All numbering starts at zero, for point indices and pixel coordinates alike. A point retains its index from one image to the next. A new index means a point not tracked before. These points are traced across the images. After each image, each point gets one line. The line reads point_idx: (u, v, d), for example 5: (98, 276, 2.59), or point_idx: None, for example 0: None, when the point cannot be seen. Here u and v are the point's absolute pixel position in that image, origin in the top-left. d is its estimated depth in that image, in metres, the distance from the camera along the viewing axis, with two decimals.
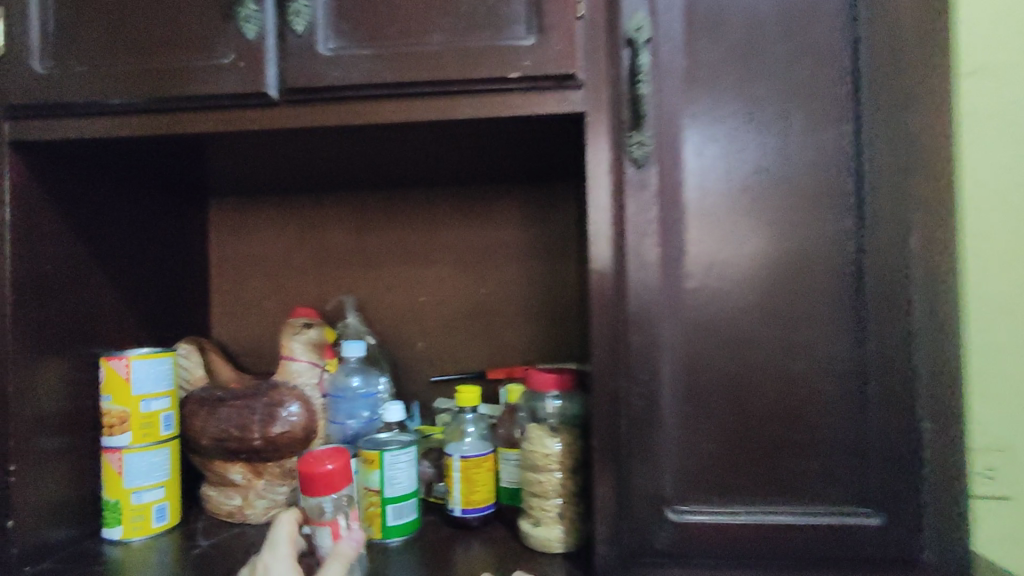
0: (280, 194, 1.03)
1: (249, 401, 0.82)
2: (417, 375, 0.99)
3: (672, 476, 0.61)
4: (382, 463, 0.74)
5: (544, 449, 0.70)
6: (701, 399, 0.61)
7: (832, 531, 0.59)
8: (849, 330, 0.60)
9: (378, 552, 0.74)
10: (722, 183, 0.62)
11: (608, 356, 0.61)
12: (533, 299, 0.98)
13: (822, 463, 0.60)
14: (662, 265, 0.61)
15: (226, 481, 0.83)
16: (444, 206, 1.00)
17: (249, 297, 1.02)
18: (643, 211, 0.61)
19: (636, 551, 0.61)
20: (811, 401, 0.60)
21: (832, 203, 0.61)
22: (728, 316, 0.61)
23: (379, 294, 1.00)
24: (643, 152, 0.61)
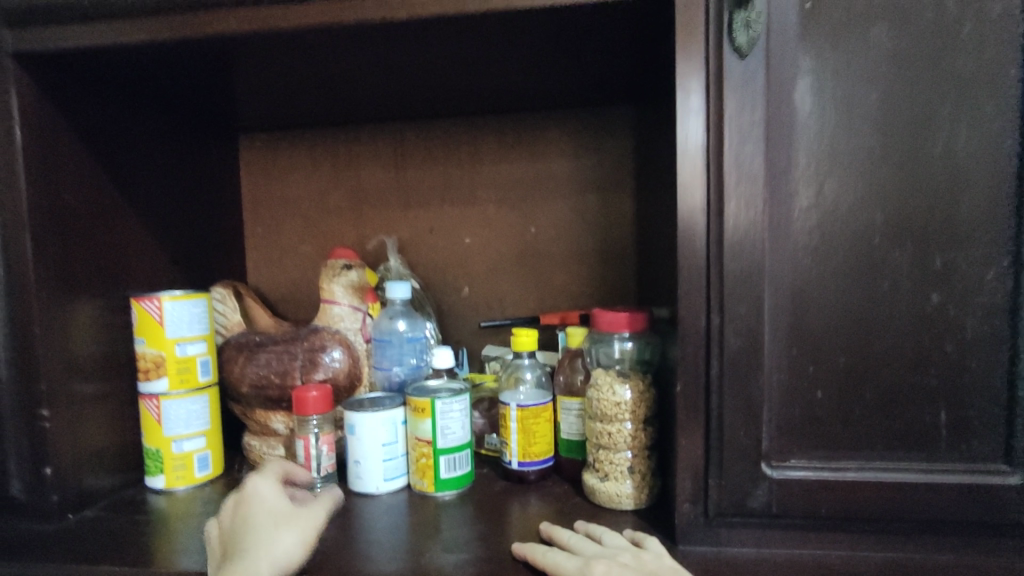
0: (313, 129, 0.95)
1: (289, 345, 0.78)
2: (464, 321, 0.92)
3: (770, 427, 0.53)
4: (432, 411, 0.68)
5: (613, 397, 0.62)
6: (808, 338, 0.52)
7: (960, 490, 0.51)
8: (999, 257, 0.49)
9: (431, 506, 0.68)
10: (844, 78, 0.51)
11: (698, 289, 0.52)
12: (588, 237, 0.89)
13: (954, 414, 0.51)
14: (768, 179, 0.51)
15: (270, 431, 0.78)
16: (490, 137, 0.91)
17: (284, 240, 0.96)
18: (746, 112, 0.50)
19: (727, 510, 0.54)
20: (942, 339, 0.51)
21: (987, 98, 0.49)
22: (846, 242, 0.51)
23: (421, 235, 0.93)
24: (749, 36, 0.49)
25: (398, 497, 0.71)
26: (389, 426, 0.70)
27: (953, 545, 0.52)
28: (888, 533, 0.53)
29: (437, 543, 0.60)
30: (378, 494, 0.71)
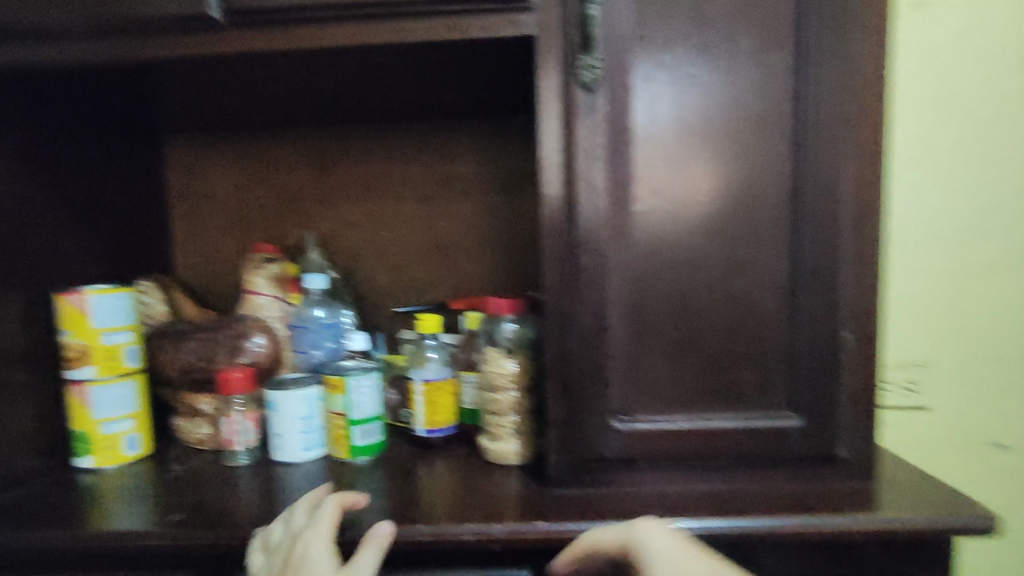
0: (234, 130, 1.01)
1: (214, 333, 0.85)
2: (382, 309, 1.01)
3: (618, 389, 0.65)
4: (346, 388, 0.78)
5: (499, 370, 0.74)
6: (647, 317, 0.64)
7: (761, 434, 0.65)
8: (783, 251, 0.64)
9: (347, 470, 0.78)
10: (671, 110, 0.63)
11: (559, 278, 0.64)
12: (493, 232, 1.00)
13: (756, 373, 0.65)
14: (611, 189, 0.63)
15: (196, 411, 0.85)
16: (403, 140, 0.99)
17: (210, 236, 1.02)
18: (592, 135, 0.62)
19: (586, 458, 0.66)
20: (745, 316, 0.64)
21: (775, 127, 0.63)
22: (675, 240, 0.64)
23: (340, 230, 1.01)
24: (592, 76, 0.61)
25: (318, 465, 0.80)
26: (307, 402, 0.79)
27: (762, 478, 0.66)
28: (713, 470, 0.66)
29: None
30: (299, 464, 0.80)
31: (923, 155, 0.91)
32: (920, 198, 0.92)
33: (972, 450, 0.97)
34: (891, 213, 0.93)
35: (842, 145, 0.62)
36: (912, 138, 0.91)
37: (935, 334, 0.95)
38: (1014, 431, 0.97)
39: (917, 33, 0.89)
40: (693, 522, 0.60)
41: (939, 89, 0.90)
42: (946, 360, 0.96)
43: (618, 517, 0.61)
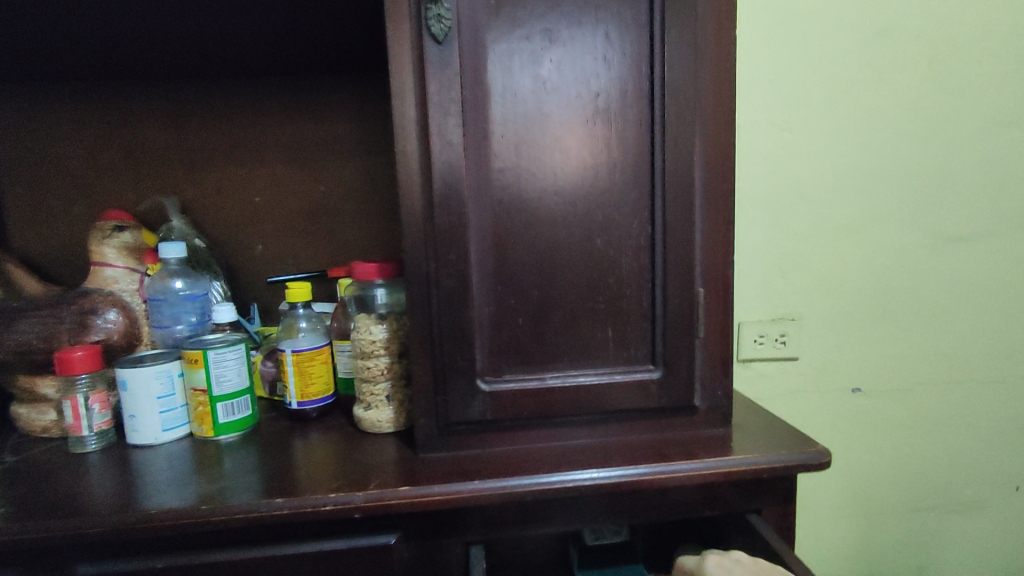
0: (73, 84, 0.90)
1: (54, 310, 0.77)
2: (256, 279, 0.95)
3: (483, 350, 0.65)
4: (206, 362, 0.73)
5: (369, 335, 0.71)
6: (510, 277, 0.64)
7: (623, 388, 0.67)
8: (642, 209, 0.65)
9: (211, 448, 0.74)
10: (526, 65, 0.61)
11: (418, 239, 0.62)
12: (374, 196, 0.96)
13: (617, 330, 0.66)
14: (468, 146, 0.61)
15: (39, 396, 0.77)
16: (272, 98, 0.93)
17: (53, 203, 0.91)
18: (445, 89, 0.60)
19: (454, 421, 0.66)
20: (607, 274, 0.65)
21: (631, 83, 0.63)
22: (535, 198, 0.63)
23: (206, 196, 0.93)
24: (442, 27, 0.58)
25: (179, 445, 0.75)
26: (163, 379, 0.74)
27: (624, 430, 0.69)
28: (578, 425, 0.68)
29: (209, 476, 0.67)
30: (158, 445, 0.74)
31: (774, 123, 0.98)
32: (773, 166, 0.99)
33: (831, 395, 1.06)
34: (753, 179, 0.99)
35: (694, 103, 0.63)
36: (767, 111, 0.98)
37: (797, 289, 1.03)
38: (866, 375, 1.06)
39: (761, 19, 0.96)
40: (552, 479, 0.61)
41: (783, 70, 0.97)
42: (809, 313, 1.03)
43: (482, 478, 0.61)
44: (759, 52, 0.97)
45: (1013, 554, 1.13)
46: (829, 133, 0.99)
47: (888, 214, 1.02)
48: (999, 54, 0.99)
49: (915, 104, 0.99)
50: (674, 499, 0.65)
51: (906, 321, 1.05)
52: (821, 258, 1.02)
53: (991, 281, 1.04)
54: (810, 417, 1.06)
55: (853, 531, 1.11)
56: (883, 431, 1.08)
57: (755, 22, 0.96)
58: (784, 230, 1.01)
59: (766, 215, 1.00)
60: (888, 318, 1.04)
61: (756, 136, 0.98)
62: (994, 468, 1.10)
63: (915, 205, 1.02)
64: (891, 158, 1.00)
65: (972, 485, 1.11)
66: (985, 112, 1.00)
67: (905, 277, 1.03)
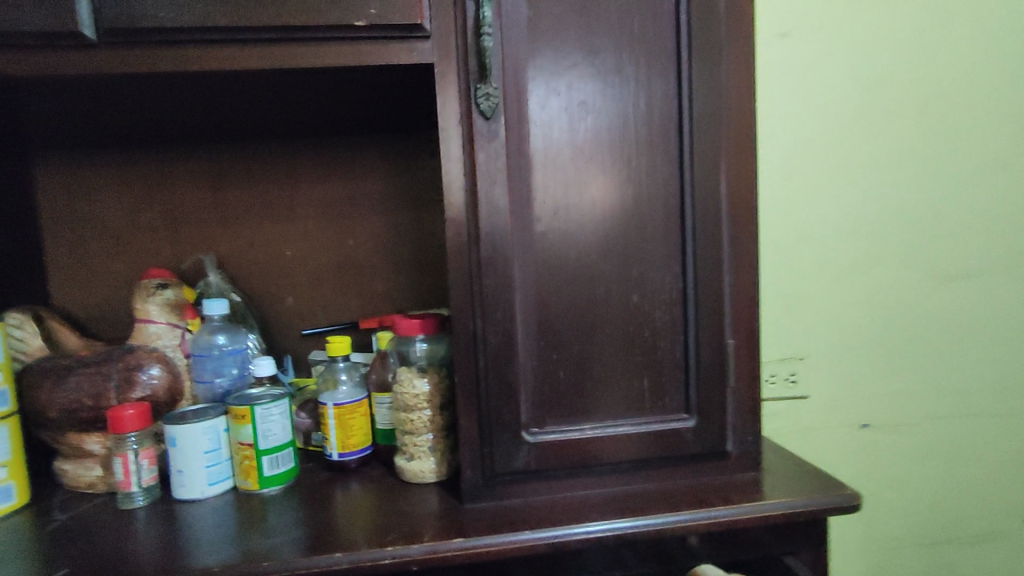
0: (116, 145, 0.94)
1: (102, 367, 0.79)
2: (289, 330, 0.98)
3: (527, 403, 0.68)
4: (253, 418, 0.75)
5: (412, 389, 0.74)
6: (551, 331, 0.68)
7: (660, 436, 0.70)
8: (674, 265, 0.69)
9: (256, 502, 0.75)
10: (565, 135, 0.66)
11: (465, 298, 0.66)
12: (404, 248, 1.00)
13: (653, 379, 0.70)
14: (513, 210, 0.66)
15: (84, 452, 0.79)
16: (306, 156, 0.97)
17: (92, 260, 0.94)
18: (493, 158, 0.64)
19: (500, 471, 0.68)
20: (642, 326, 0.69)
21: (660, 148, 0.68)
22: (575, 256, 0.68)
23: (241, 250, 0.97)
24: (490, 104, 0.63)
25: (225, 499, 0.76)
26: (210, 435, 0.76)
27: (660, 476, 0.71)
28: (618, 473, 0.71)
29: (260, 532, 0.68)
30: (203, 499, 0.76)
31: (785, 171, 1.04)
32: (783, 211, 1.05)
33: (843, 432, 1.10)
34: (764, 223, 1.05)
35: (718, 168, 0.69)
36: (778, 160, 1.04)
37: (807, 328, 1.07)
38: (875, 412, 1.10)
39: (776, 75, 1.02)
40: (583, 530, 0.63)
41: (795, 122, 1.03)
42: (818, 352, 1.08)
43: (529, 528, 0.64)
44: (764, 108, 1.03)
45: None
46: (831, 181, 1.05)
47: (889, 257, 1.07)
48: (988, 106, 1.06)
49: (910, 154, 1.06)
50: (711, 544, 0.68)
51: (912, 358, 1.09)
52: (829, 300, 1.07)
53: (991, 319, 1.09)
54: (825, 454, 1.09)
55: (868, 565, 1.13)
56: (891, 466, 1.11)
57: (758, 80, 1.02)
58: (793, 273, 1.06)
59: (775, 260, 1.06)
60: (895, 355, 1.09)
61: (764, 187, 1.04)
62: (1004, 500, 1.14)
63: (914, 248, 1.07)
64: (891, 204, 1.06)
65: (983, 518, 1.14)
66: (977, 159, 1.07)
67: (909, 316, 1.09)
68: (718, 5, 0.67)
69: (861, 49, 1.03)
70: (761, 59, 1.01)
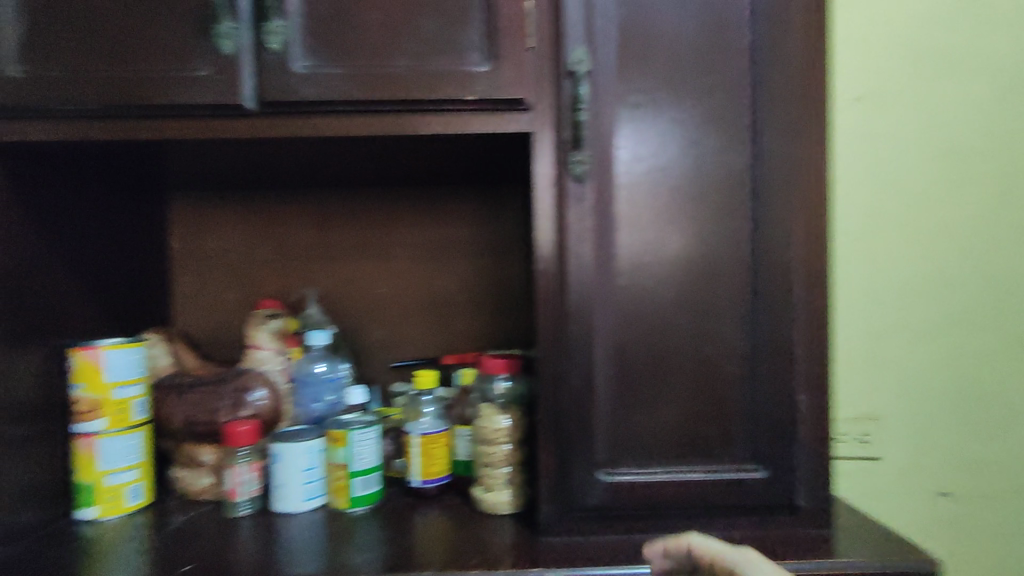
0: (239, 191, 1.07)
1: (217, 387, 0.89)
2: (376, 361, 1.06)
3: (603, 444, 0.73)
4: (348, 441, 0.83)
5: (493, 425, 0.80)
6: (628, 378, 0.73)
7: (730, 484, 0.73)
8: (748, 321, 0.73)
9: (346, 519, 0.82)
10: (648, 198, 0.73)
11: (550, 343, 0.72)
12: (483, 291, 1.08)
13: (723, 429, 0.73)
14: (598, 265, 0.72)
15: (197, 462, 0.88)
16: (401, 203, 1.08)
17: (210, 289, 1.06)
18: (582, 218, 0.72)
19: (574, 507, 0.73)
20: (715, 377, 0.73)
21: (736, 212, 0.73)
22: (654, 308, 0.73)
23: (338, 286, 1.07)
24: (581, 169, 0.71)
25: (318, 514, 0.84)
26: (309, 454, 0.83)
27: (730, 525, 0.73)
28: (686, 518, 0.73)
29: (350, 547, 0.75)
30: (298, 513, 0.83)
31: (858, 226, 0.99)
32: (856, 267, 1.00)
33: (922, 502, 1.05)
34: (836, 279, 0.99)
35: (791, 232, 0.73)
36: (852, 215, 0.99)
37: (880, 389, 1.02)
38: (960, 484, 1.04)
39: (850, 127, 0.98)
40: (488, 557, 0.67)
41: (869, 176, 0.99)
42: (891, 414, 1.02)
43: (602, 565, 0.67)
44: (840, 177, 0.99)
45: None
46: (907, 237, 1.00)
47: (968, 319, 1.01)
48: None
49: (993, 212, 1.00)
50: None
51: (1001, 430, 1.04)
52: (912, 370, 1.02)
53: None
54: (906, 528, 1.04)
55: None
56: (973, 540, 1.04)
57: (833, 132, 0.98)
58: (867, 331, 1.01)
59: (850, 330, 1.01)
60: (983, 427, 1.04)
61: (841, 262, 0.97)
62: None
63: (999, 310, 1.01)
64: (978, 271, 1.01)
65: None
66: None
67: (990, 382, 1.02)
68: (794, 84, 0.73)
69: (940, 104, 0.99)
70: (838, 127, 0.96)
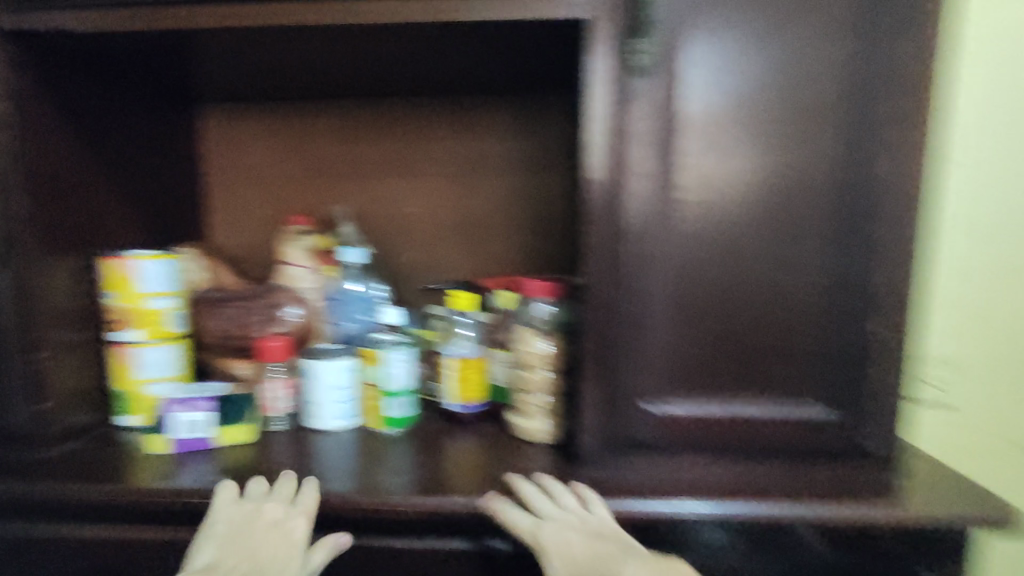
0: (270, 101, 1.01)
1: (250, 302, 0.88)
2: (410, 284, 1.03)
3: (649, 376, 0.66)
4: (379, 360, 0.81)
5: (531, 349, 0.75)
6: (682, 305, 0.65)
7: (786, 424, 0.67)
8: (825, 247, 0.64)
9: (377, 440, 0.81)
10: (719, 102, 0.62)
11: (597, 264, 0.64)
12: (523, 212, 1.00)
13: (788, 366, 0.66)
14: (654, 176, 0.63)
15: (233, 376, 0.87)
16: (437, 115, 1.00)
17: (243, 204, 1.03)
18: (639, 122, 0.62)
19: (614, 441, 0.68)
20: (779, 309, 0.65)
21: (823, 121, 0.63)
22: (717, 230, 0.64)
23: (372, 204, 1.02)
24: (643, 62, 0.61)
25: (349, 433, 0.83)
26: (343, 373, 0.81)
27: (788, 467, 0.67)
28: (738, 457, 0.67)
29: (384, 468, 0.73)
30: (332, 431, 0.83)
31: (975, 137, 0.89)
32: (965, 190, 0.90)
33: None
34: (941, 204, 0.91)
35: (892, 144, 0.61)
36: (966, 127, 0.89)
37: (965, 331, 0.93)
38: None
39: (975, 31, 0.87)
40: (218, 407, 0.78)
41: (993, 83, 0.87)
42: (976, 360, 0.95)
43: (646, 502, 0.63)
44: (957, 85, 0.88)
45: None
46: None
47: None
48: None
49: None
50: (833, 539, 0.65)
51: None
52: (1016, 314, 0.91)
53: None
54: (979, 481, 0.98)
55: None
56: None
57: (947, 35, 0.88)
58: (962, 267, 0.92)
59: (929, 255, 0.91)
60: None
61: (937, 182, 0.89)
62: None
63: None
64: None
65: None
66: None
67: None
68: None
69: None
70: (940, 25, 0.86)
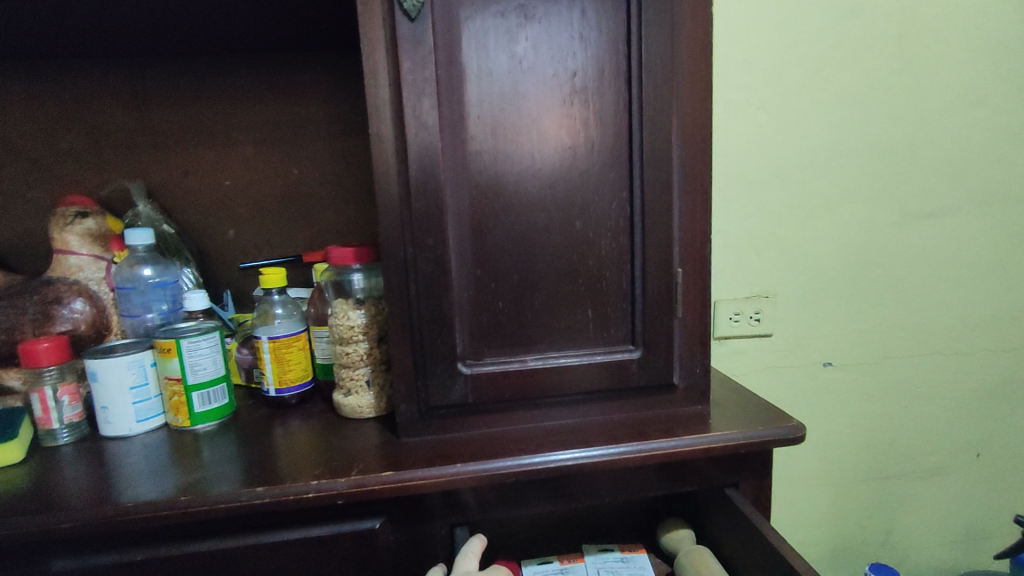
0: (24, 61, 0.85)
1: (16, 300, 0.75)
2: (229, 265, 0.93)
3: (464, 336, 0.65)
4: (179, 351, 0.71)
5: (348, 321, 0.71)
6: (489, 260, 0.64)
7: (604, 368, 0.68)
8: (622, 191, 0.64)
9: (188, 438, 0.72)
10: (503, 46, 0.60)
11: (395, 223, 0.61)
12: (348, 178, 0.94)
13: (597, 310, 0.67)
14: (443, 128, 0.60)
15: (3, 388, 0.76)
16: (239, 77, 0.90)
17: (9, 189, 0.87)
18: (419, 69, 0.58)
19: (435, 405, 0.66)
20: (586, 256, 0.65)
21: (609, 64, 0.62)
22: (515, 180, 0.63)
23: (173, 179, 0.90)
24: (415, 4, 0.56)
25: (155, 435, 0.73)
26: (136, 369, 0.72)
27: (608, 408, 0.70)
28: (559, 405, 0.69)
29: (187, 467, 0.65)
30: (132, 436, 0.73)
31: (758, 91, 0.99)
32: (753, 139, 1.00)
33: (807, 369, 1.10)
34: (737, 154, 1.00)
35: (671, 84, 0.62)
36: (752, 82, 0.98)
37: (766, 265, 1.05)
38: (841, 350, 1.10)
39: None
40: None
41: (767, 42, 0.97)
42: (785, 291, 1.06)
43: (464, 461, 0.62)
44: (742, 43, 0.97)
45: (997, 520, 1.22)
46: (803, 110, 1.00)
47: (861, 191, 1.04)
48: (960, 40, 1.01)
49: (886, 82, 1.01)
50: (657, 476, 0.67)
51: (890, 296, 1.08)
52: (801, 246, 1.05)
53: (976, 252, 1.08)
54: (796, 397, 1.11)
55: (827, 500, 1.17)
56: (852, 402, 1.12)
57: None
58: (760, 208, 1.03)
59: (718, 201, 1.01)
60: (870, 292, 1.08)
61: (725, 136, 0.99)
62: (982, 437, 1.17)
63: (887, 184, 1.04)
64: (857, 133, 1.02)
65: (959, 447, 1.17)
66: (955, 95, 1.03)
67: (876, 256, 1.06)
68: None
69: None
70: None
